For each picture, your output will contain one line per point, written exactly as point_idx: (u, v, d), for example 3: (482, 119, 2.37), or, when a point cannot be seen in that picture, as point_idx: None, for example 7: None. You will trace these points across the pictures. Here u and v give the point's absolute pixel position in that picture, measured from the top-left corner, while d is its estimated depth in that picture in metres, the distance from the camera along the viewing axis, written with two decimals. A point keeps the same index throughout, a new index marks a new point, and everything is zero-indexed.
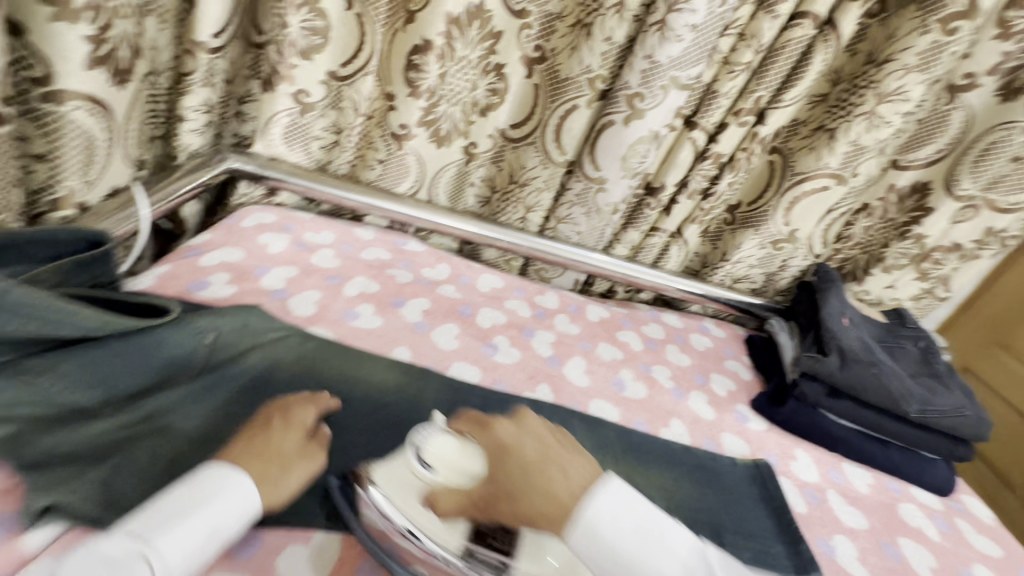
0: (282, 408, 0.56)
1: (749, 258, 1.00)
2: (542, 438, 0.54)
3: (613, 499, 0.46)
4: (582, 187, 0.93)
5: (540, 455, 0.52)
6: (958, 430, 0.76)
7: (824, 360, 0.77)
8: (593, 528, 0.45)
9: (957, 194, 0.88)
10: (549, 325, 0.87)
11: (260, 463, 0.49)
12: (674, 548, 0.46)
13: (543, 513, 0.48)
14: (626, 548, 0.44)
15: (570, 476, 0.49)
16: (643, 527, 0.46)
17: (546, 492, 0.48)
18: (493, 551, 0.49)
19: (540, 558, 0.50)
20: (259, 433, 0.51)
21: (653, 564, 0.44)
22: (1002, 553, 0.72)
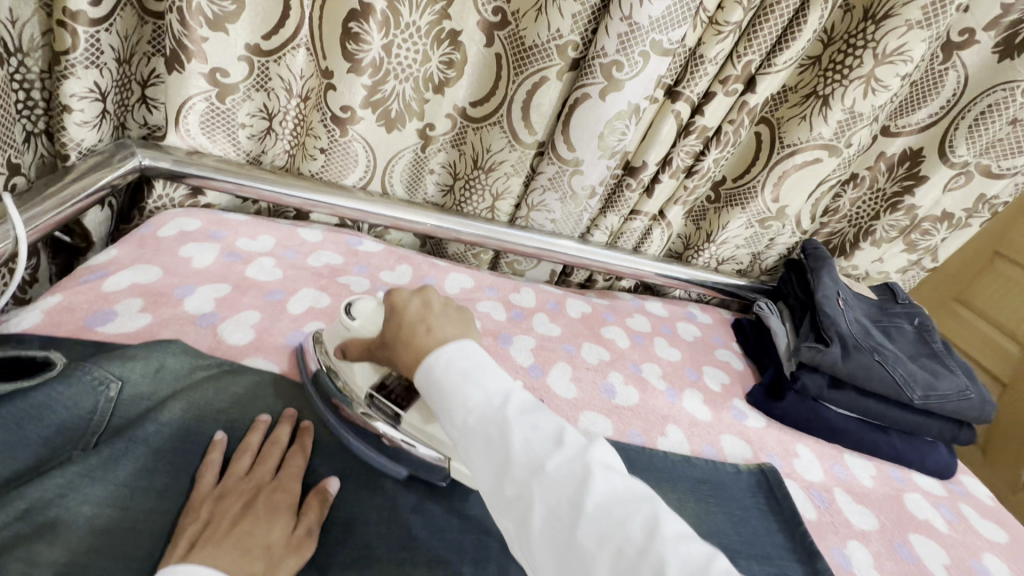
0: (257, 479, 0.47)
1: (734, 239, 0.94)
2: (429, 301, 0.50)
3: (454, 348, 0.44)
4: (554, 171, 0.83)
5: (420, 312, 0.49)
6: (963, 415, 0.72)
7: (827, 350, 0.71)
8: (429, 367, 0.44)
9: (951, 161, 0.83)
10: (528, 328, 0.78)
11: (244, 558, 0.40)
12: (495, 391, 0.42)
13: (406, 357, 0.47)
14: (446, 379, 0.43)
15: (435, 332, 0.47)
16: (472, 371, 0.43)
17: (408, 339, 0.47)
18: (389, 404, 0.53)
19: (429, 425, 0.52)
20: (240, 518, 0.43)
21: (465, 397, 0.41)
22: (1007, 536, 0.70)
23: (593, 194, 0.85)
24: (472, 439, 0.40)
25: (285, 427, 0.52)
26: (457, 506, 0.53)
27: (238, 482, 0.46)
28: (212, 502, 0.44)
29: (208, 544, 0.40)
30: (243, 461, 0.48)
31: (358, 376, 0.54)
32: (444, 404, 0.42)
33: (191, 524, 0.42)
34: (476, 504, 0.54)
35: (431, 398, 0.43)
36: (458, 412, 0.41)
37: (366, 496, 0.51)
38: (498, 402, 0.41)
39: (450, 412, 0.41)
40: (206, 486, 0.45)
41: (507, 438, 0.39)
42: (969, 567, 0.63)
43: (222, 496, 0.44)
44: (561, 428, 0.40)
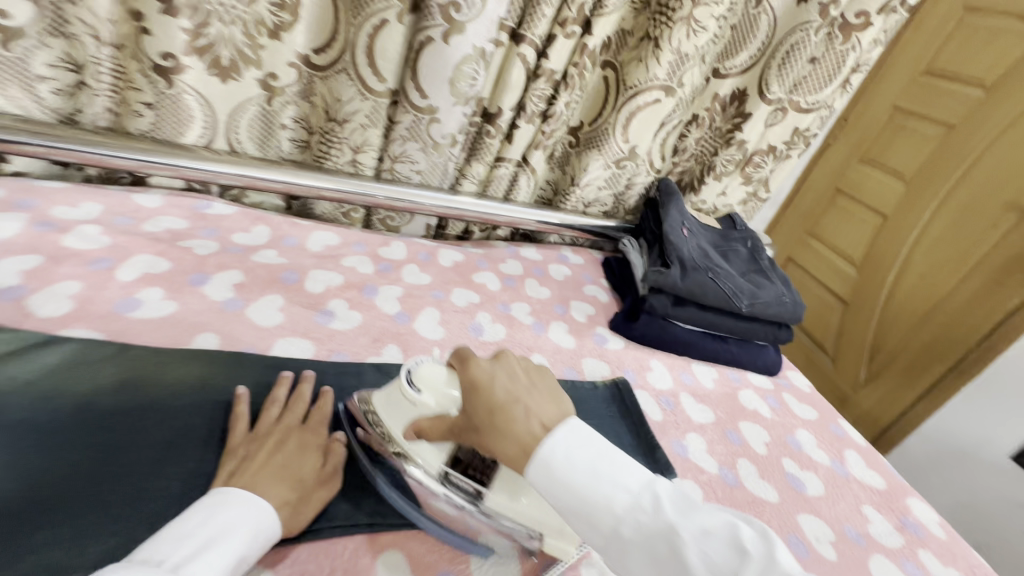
0: (286, 424, 0.52)
1: (596, 181, 0.99)
2: (514, 371, 0.48)
3: (569, 439, 0.42)
4: (411, 120, 0.82)
5: (511, 392, 0.46)
6: (781, 317, 0.84)
7: (667, 272, 0.79)
8: (545, 463, 0.41)
9: (768, 99, 0.93)
10: (396, 279, 0.79)
11: (281, 489, 0.46)
12: (636, 488, 0.40)
13: (506, 449, 0.44)
14: (579, 483, 0.41)
15: (536, 415, 0.44)
16: (599, 464, 0.41)
17: (506, 428, 0.44)
18: (469, 481, 0.51)
19: (516, 500, 0.51)
20: (275, 455, 0.49)
21: (608, 500, 0.40)
22: (818, 413, 0.83)
23: (455, 143, 0.86)
24: (634, 553, 0.38)
25: (306, 385, 0.56)
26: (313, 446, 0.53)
27: (269, 427, 0.52)
28: (247, 443, 0.49)
29: (248, 476, 0.46)
30: (273, 410, 0.53)
31: (428, 455, 0.52)
32: (585, 512, 0.40)
33: (231, 461, 0.48)
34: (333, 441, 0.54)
35: (568, 508, 0.41)
36: (608, 520, 0.39)
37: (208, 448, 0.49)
38: (651, 507, 0.39)
39: (600, 524, 0.39)
40: (240, 433, 0.50)
41: (675, 550, 0.37)
42: (784, 442, 0.74)
43: (255, 438, 0.50)
44: (733, 526, 0.38)
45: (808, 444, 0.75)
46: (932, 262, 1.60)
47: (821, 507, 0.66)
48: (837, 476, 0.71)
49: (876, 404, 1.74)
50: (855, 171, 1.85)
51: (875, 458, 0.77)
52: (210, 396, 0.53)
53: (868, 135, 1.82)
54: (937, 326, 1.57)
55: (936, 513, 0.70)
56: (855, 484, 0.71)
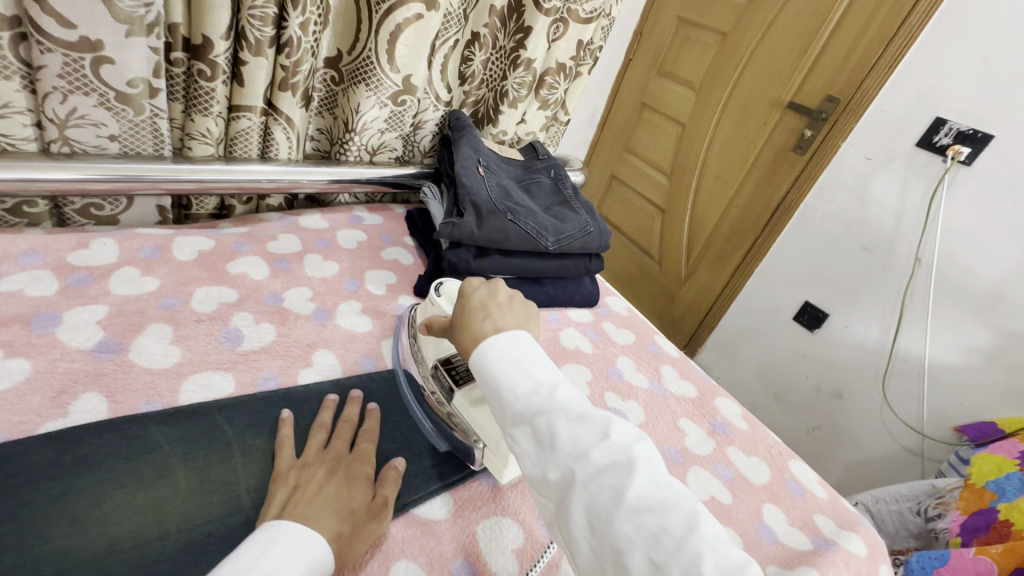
0: (334, 451, 0.49)
1: (375, 122, 0.83)
2: (495, 293, 0.53)
3: (505, 336, 0.45)
4: (62, 62, 0.56)
5: (484, 301, 0.51)
6: (589, 248, 0.81)
7: (462, 221, 0.69)
8: (481, 352, 0.44)
9: (545, 9, 0.84)
10: (99, 295, 0.57)
11: (331, 521, 0.42)
12: (544, 381, 0.42)
13: (462, 343, 0.48)
14: (497, 370, 0.43)
15: (491, 320, 0.48)
16: (522, 360, 0.43)
17: (466, 327, 0.49)
18: (446, 377, 0.58)
19: (471, 407, 0.55)
20: (327, 484, 0.45)
21: (513, 385, 0.41)
22: (636, 335, 0.83)
23: (155, 91, 0.63)
24: (519, 426, 0.39)
25: (353, 405, 0.55)
26: None
27: (318, 454, 0.48)
28: (298, 470, 0.46)
29: (299, 505, 0.42)
30: (320, 436, 0.50)
31: (431, 348, 0.62)
32: (495, 391, 0.42)
33: (282, 488, 0.44)
34: None
35: (484, 388, 0.43)
36: (508, 396, 0.41)
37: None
38: (546, 392, 0.41)
39: (503, 402, 0.41)
40: (287, 458, 0.47)
41: (551, 424, 0.38)
42: (606, 375, 0.73)
43: (307, 463, 0.47)
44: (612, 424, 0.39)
45: (628, 370, 0.75)
46: (723, 160, 1.77)
47: None
48: (655, 397, 0.72)
49: (695, 296, 1.95)
50: (655, 85, 1.96)
51: (687, 367, 0.80)
52: None
53: (661, 48, 1.91)
54: (734, 213, 1.76)
55: (739, 406, 0.75)
56: (671, 399, 0.73)
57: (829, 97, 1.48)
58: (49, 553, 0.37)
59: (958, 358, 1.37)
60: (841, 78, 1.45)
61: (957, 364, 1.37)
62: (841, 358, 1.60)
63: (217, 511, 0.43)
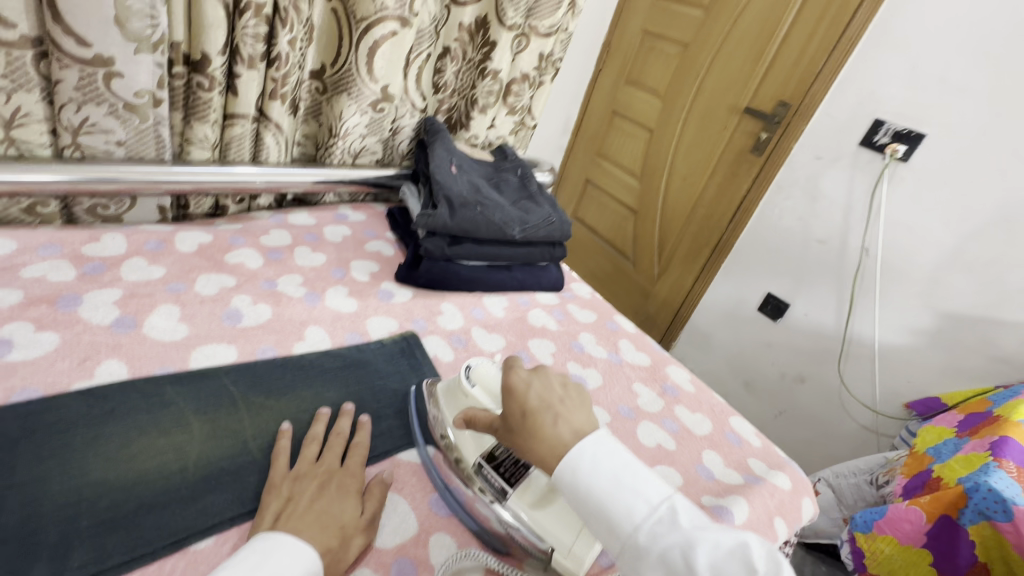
0: (326, 464, 0.51)
1: (357, 128, 0.91)
2: (550, 383, 0.51)
3: (595, 449, 0.46)
4: (78, 77, 0.64)
5: (544, 399, 0.49)
6: (553, 237, 0.90)
7: (435, 213, 0.78)
8: (575, 470, 0.44)
9: (508, 25, 0.94)
10: (113, 281, 0.64)
11: (322, 535, 0.44)
12: (656, 501, 0.43)
13: (537, 451, 0.47)
14: (601, 490, 0.43)
15: (564, 422, 0.48)
16: (622, 474, 0.44)
17: (535, 432, 0.47)
18: (497, 478, 0.54)
19: (537, 511, 0.52)
20: (317, 498, 0.48)
21: (627, 510, 0.42)
22: (596, 314, 0.93)
23: (159, 101, 0.71)
24: (648, 561, 0.40)
25: (344, 420, 0.57)
26: None
27: (310, 467, 0.51)
28: (291, 480, 0.49)
29: (291, 520, 0.45)
30: (312, 448, 0.52)
31: (470, 444, 0.56)
32: (605, 517, 0.43)
33: (275, 501, 0.47)
34: (22, 497, 0.42)
35: (591, 514, 0.44)
36: (623, 526, 0.42)
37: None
38: (666, 517, 0.42)
39: (621, 534, 0.42)
40: (281, 470, 0.50)
41: (688, 559, 0.39)
42: (569, 348, 0.82)
43: (299, 476, 0.50)
44: (739, 544, 0.39)
45: (589, 344, 0.84)
46: (689, 163, 1.88)
47: (599, 396, 0.74)
48: (613, 365, 0.81)
49: (668, 292, 2.06)
50: (624, 93, 2.08)
51: (643, 341, 0.89)
52: None
53: (628, 59, 2.04)
54: (701, 213, 1.87)
55: (688, 372, 0.84)
56: (628, 367, 0.82)
57: (780, 102, 1.60)
58: (87, 484, 0.44)
59: (902, 339, 1.50)
60: (790, 84, 1.58)
61: (903, 344, 1.50)
62: (802, 344, 1.72)
63: (225, 454, 0.50)
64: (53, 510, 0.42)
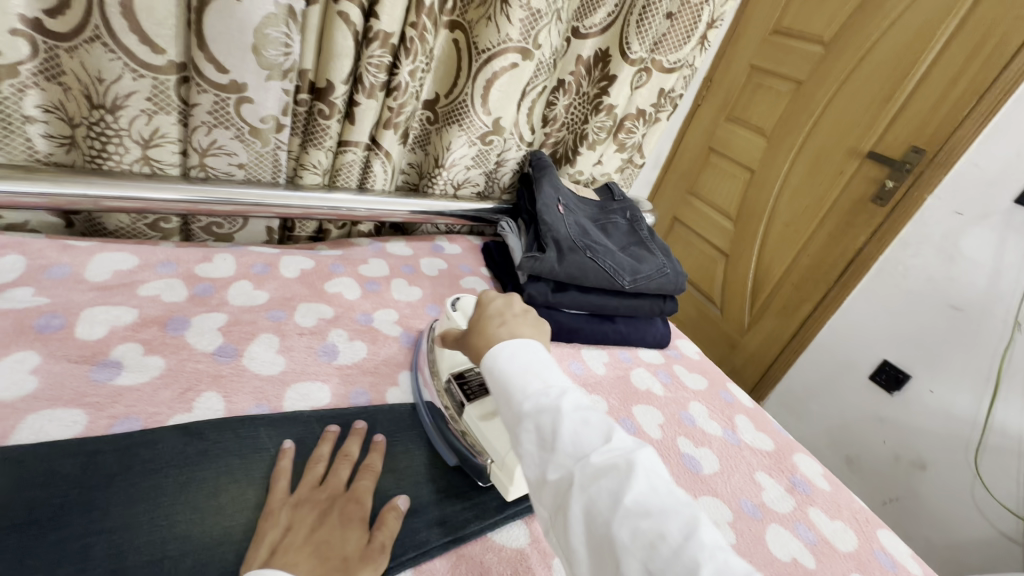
0: (330, 488, 0.48)
1: (463, 160, 0.88)
2: (512, 304, 0.58)
3: (517, 342, 0.50)
4: (213, 101, 0.65)
5: (500, 312, 0.56)
6: (664, 289, 0.82)
7: (543, 256, 0.72)
8: (494, 354, 0.49)
9: (631, 59, 0.88)
10: (220, 304, 0.63)
11: (320, 568, 0.41)
12: (553, 385, 0.46)
13: (477, 344, 0.53)
14: (509, 369, 0.47)
15: (507, 326, 0.53)
16: (532, 364, 0.48)
17: (482, 332, 0.54)
18: (458, 392, 0.58)
19: (482, 422, 0.55)
20: (317, 527, 0.44)
21: (523, 385, 0.46)
22: (707, 381, 0.82)
23: (281, 127, 0.71)
24: (526, 427, 0.43)
25: (354, 441, 0.53)
26: (79, 563, 0.38)
27: (311, 492, 0.47)
28: (291, 508, 0.45)
29: (288, 552, 0.41)
30: (317, 470, 0.49)
31: (447, 363, 0.62)
32: (505, 390, 0.46)
33: (273, 528, 0.43)
34: (113, 548, 0.39)
35: (494, 388, 0.48)
36: (517, 397, 0.45)
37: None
38: (554, 394, 0.45)
39: (511, 401, 0.45)
40: (282, 493, 0.46)
41: (556, 427, 0.42)
42: (678, 420, 0.71)
43: (299, 503, 0.46)
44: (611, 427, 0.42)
45: (700, 417, 0.74)
46: (793, 209, 1.72)
47: (717, 485, 0.63)
48: (730, 447, 0.70)
49: (759, 346, 1.87)
50: (724, 129, 1.96)
51: (761, 419, 0.77)
52: None
53: (732, 95, 1.92)
54: (805, 265, 1.69)
55: (820, 464, 0.71)
56: (747, 451, 0.70)
57: (913, 147, 1.41)
58: (173, 538, 0.41)
59: None
60: (926, 129, 1.39)
61: None
62: (927, 426, 1.47)
63: (257, 493, 0.47)
64: (143, 557, 0.39)
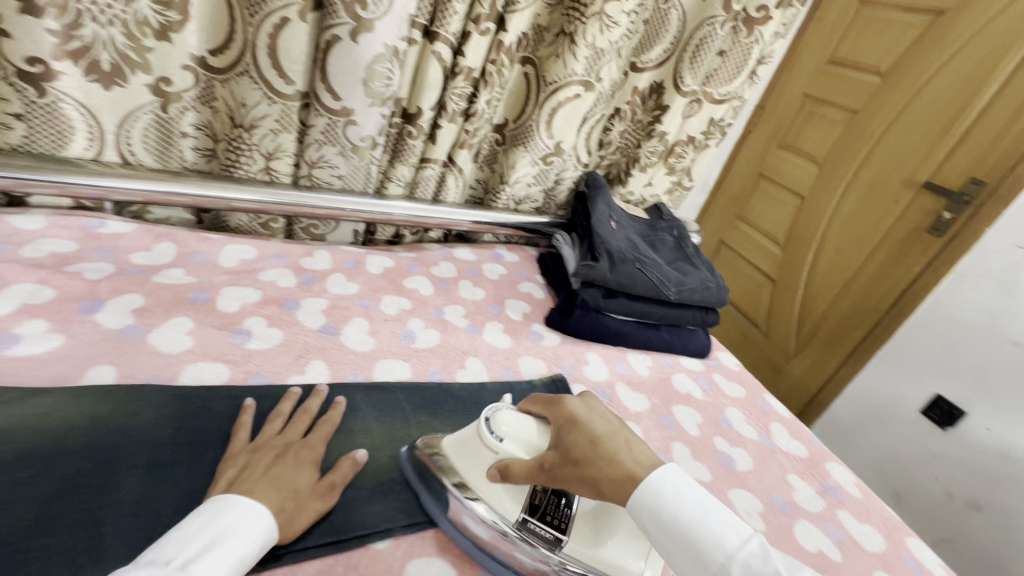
0: (288, 437, 0.52)
1: (525, 178, 0.99)
2: (602, 409, 0.53)
3: (674, 474, 0.45)
4: (326, 123, 0.78)
5: (606, 429, 0.50)
6: (707, 302, 0.88)
7: (596, 265, 0.80)
8: (662, 495, 0.43)
9: (683, 91, 0.97)
10: (321, 291, 0.75)
11: (276, 496, 0.46)
12: (742, 528, 0.42)
13: (610, 473, 0.46)
14: (687, 512, 0.42)
15: (635, 445, 0.49)
16: (706, 503, 0.43)
17: (608, 453, 0.47)
18: (546, 529, 0.50)
19: (598, 549, 0.50)
20: (274, 465, 0.49)
21: (719, 538, 0.40)
22: (745, 391, 0.87)
23: (376, 146, 0.83)
24: None
25: (314, 399, 0.57)
26: None
27: (271, 439, 0.52)
28: (249, 452, 0.50)
29: (244, 482, 0.46)
30: (275, 424, 0.53)
31: (502, 496, 0.52)
32: (693, 543, 0.41)
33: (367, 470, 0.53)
34: None
35: (676, 542, 0.42)
36: (715, 553, 0.40)
37: (84, 480, 0.45)
38: (750, 540, 0.41)
39: (707, 557, 0.40)
40: (241, 442, 0.51)
41: None
42: (716, 422, 0.77)
43: (257, 448, 0.50)
44: None
45: (737, 421, 0.79)
46: (844, 237, 1.72)
47: (750, 480, 0.69)
48: (764, 449, 0.75)
49: (805, 373, 1.86)
50: (774, 156, 1.99)
51: (797, 429, 0.82)
52: (105, 435, 0.48)
53: (784, 123, 1.95)
54: (855, 295, 1.68)
55: (852, 474, 0.75)
56: (781, 455, 0.75)
57: (973, 179, 1.40)
58: None
59: None
60: (986, 161, 1.38)
61: None
62: (982, 465, 1.42)
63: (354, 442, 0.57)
64: None
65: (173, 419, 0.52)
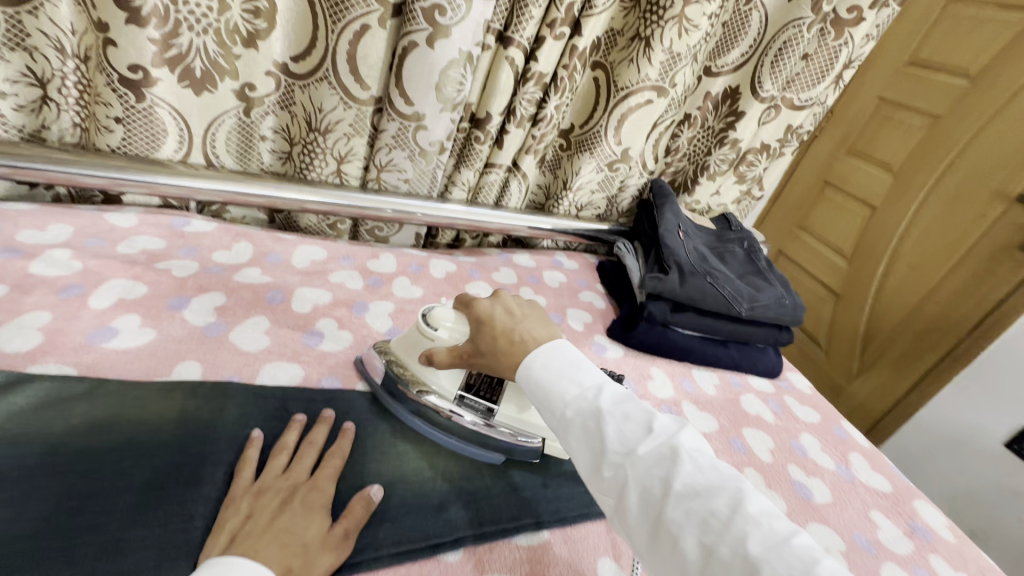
0: (293, 477, 0.48)
1: (589, 184, 0.97)
2: (512, 307, 0.56)
3: (544, 345, 0.50)
4: (397, 127, 0.79)
5: (506, 317, 0.54)
6: (781, 320, 0.84)
7: (665, 278, 0.78)
8: (528, 367, 0.49)
9: (761, 96, 0.92)
10: (387, 294, 0.76)
11: (283, 554, 0.41)
12: (588, 386, 0.46)
13: (503, 361, 0.52)
14: (542, 375, 0.48)
15: (530, 335, 0.52)
16: (565, 367, 0.48)
17: (507, 343, 0.52)
18: (480, 400, 0.58)
19: (524, 411, 0.58)
20: (278, 514, 0.44)
21: (562, 391, 0.46)
22: (820, 417, 0.81)
23: (443, 150, 0.84)
24: (572, 433, 0.45)
25: (320, 428, 0.53)
26: None
27: (275, 479, 0.47)
28: (252, 497, 0.45)
29: (247, 539, 0.41)
30: (280, 460, 0.49)
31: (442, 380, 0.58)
32: (545, 400, 0.47)
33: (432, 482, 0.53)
34: None
35: (535, 398, 0.48)
36: (556, 404, 0.46)
37: (175, 474, 0.47)
38: (591, 395, 0.45)
39: (551, 407, 0.46)
40: (245, 482, 0.47)
41: (599, 425, 0.43)
42: (789, 448, 0.73)
43: (261, 491, 0.46)
44: (650, 416, 0.43)
45: (812, 449, 0.74)
46: (920, 252, 1.58)
47: (829, 515, 0.64)
48: (843, 481, 0.70)
49: (868, 396, 1.69)
50: (844, 162, 1.82)
51: (878, 460, 0.76)
52: (194, 430, 0.50)
53: (856, 127, 1.78)
54: (931, 316, 1.53)
55: (943, 515, 0.69)
56: (861, 488, 0.70)
57: None
58: (367, 473, 0.53)
59: None
60: None
61: None
62: None
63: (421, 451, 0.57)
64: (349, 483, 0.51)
65: (254, 418, 0.53)
